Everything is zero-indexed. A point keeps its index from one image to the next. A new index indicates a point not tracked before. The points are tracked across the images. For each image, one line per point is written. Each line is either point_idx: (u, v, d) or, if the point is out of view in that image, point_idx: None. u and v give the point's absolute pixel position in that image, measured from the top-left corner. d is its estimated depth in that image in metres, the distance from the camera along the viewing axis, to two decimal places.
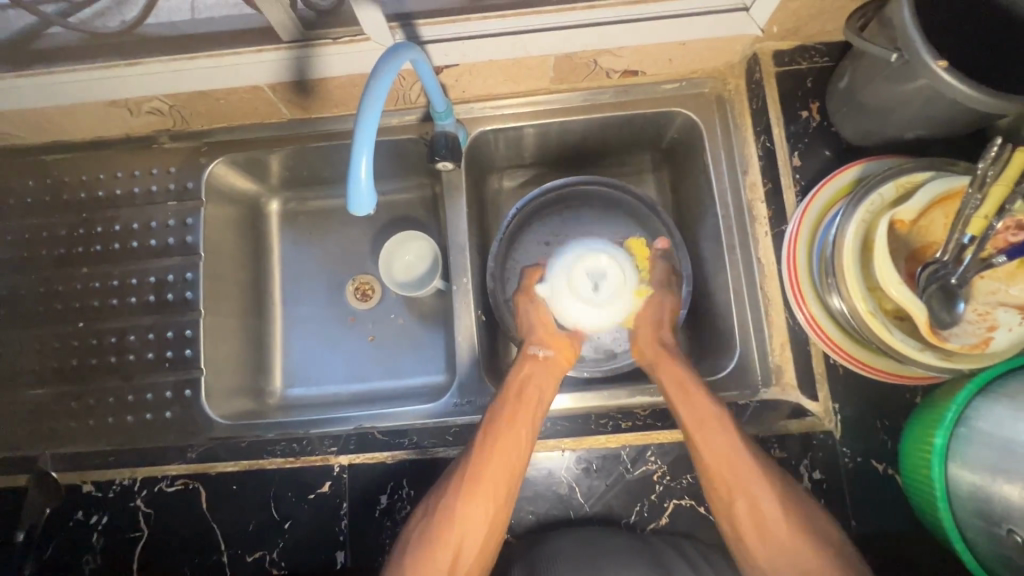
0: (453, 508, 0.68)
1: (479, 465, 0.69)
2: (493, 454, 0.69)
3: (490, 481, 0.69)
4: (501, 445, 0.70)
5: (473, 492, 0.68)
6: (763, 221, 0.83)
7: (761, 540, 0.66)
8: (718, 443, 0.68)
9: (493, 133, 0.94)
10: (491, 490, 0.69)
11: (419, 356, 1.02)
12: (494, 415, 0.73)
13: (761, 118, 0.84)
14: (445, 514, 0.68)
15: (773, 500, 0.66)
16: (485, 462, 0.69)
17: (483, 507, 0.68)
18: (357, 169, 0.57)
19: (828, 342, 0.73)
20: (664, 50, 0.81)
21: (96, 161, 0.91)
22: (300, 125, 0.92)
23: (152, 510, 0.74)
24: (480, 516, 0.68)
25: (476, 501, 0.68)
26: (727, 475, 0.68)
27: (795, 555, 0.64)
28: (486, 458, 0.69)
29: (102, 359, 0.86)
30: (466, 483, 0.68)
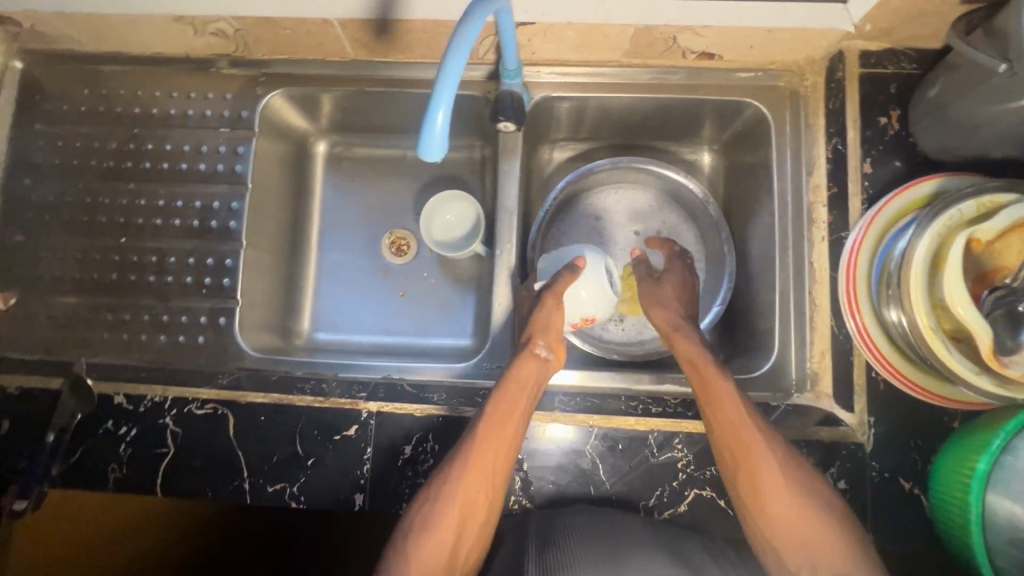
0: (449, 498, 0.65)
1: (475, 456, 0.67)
2: (491, 444, 0.67)
3: (485, 471, 0.67)
4: (495, 435, 0.68)
5: (471, 481, 0.66)
6: (822, 226, 0.81)
7: (770, 491, 0.65)
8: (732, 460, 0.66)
9: (557, 101, 0.91)
10: (487, 482, 0.66)
11: (448, 317, 1.02)
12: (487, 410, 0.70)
13: (835, 119, 0.82)
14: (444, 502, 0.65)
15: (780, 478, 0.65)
16: (483, 451, 0.67)
17: (479, 498, 0.66)
18: (433, 118, 0.56)
19: (876, 355, 0.74)
20: (747, 35, 0.78)
21: (153, 78, 0.90)
22: (362, 67, 0.90)
23: (180, 429, 0.75)
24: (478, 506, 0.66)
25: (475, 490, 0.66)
26: (737, 447, 0.67)
27: (798, 517, 0.63)
28: (482, 449, 0.67)
29: (141, 276, 0.86)
30: (463, 473, 0.66)
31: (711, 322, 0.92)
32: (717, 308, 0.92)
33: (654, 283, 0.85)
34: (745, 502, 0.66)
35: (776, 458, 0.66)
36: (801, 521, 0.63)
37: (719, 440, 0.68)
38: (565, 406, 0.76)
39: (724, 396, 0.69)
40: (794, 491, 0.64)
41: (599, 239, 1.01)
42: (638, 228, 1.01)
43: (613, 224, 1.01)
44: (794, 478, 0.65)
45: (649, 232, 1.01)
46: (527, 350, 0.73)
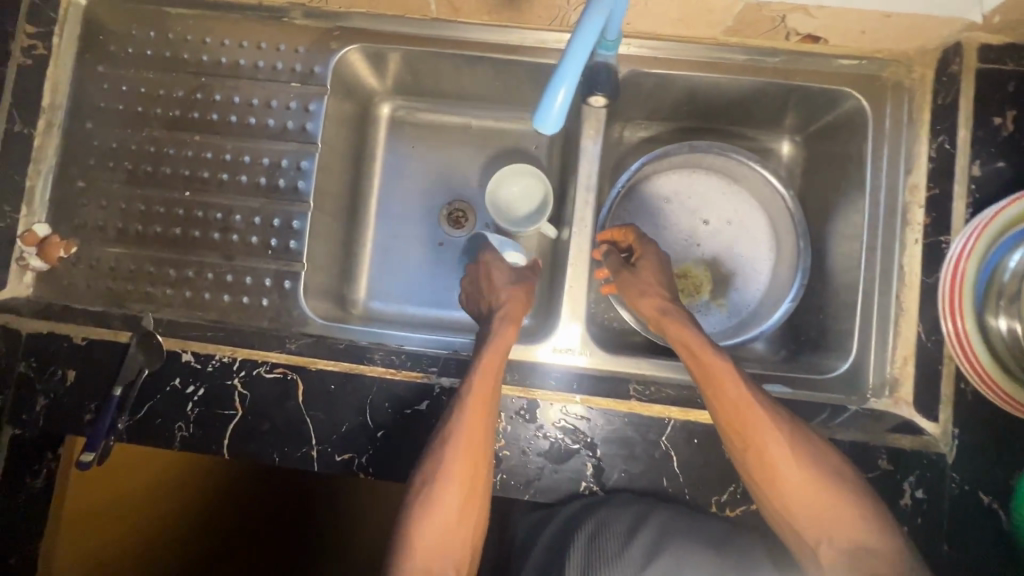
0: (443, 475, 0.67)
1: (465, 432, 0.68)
2: (477, 422, 0.68)
3: (476, 445, 0.68)
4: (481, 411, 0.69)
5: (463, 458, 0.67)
6: (917, 228, 0.78)
7: (779, 477, 0.65)
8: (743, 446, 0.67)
9: (645, 76, 0.86)
10: (478, 456, 0.68)
11: None
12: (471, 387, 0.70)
13: (944, 116, 0.77)
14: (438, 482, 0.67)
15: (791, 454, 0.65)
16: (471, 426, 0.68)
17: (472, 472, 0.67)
18: (555, 94, 0.54)
19: (972, 363, 0.69)
20: (863, 19, 0.74)
21: (223, 25, 0.86)
22: (443, 27, 0.85)
23: (248, 392, 0.74)
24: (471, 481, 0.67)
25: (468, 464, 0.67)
26: (739, 431, 0.67)
27: (807, 490, 0.64)
28: (469, 425, 0.68)
29: (205, 233, 0.84)
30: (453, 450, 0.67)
31: (779, 318, 0.89)
32: (788, 305, 0.89)
33: (630, 271, 0.82)
34: (756, 485, 0.67)
35: (782, 439, 0.66)
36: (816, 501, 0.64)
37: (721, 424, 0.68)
38: (641, 396, 0.74)
39: (725, 379, 0.69)
40: (808, 467, 0.65)
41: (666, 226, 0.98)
42: (708, 218, 0.98)
43: (678, 214, 0.98)
44: (797, 462, 0.65)
45: (720, 223, 0.97)
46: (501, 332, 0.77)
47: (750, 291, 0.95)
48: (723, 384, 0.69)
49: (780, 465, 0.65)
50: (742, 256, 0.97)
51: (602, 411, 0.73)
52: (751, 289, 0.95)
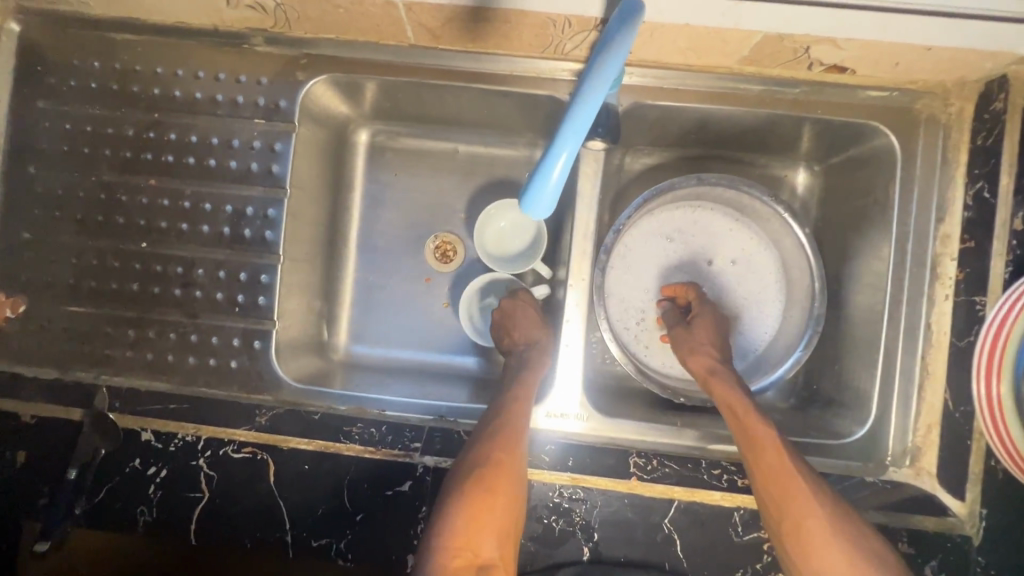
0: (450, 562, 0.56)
1: (476, 505, 0.59)
2: (492, 493, 0.60)
3: (489, 522, 0.58)
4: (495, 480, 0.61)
5: (474, 537, 0.57)
6: (948, 282, 0.71)
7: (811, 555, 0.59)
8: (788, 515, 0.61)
9: (649, 108, 0.78)
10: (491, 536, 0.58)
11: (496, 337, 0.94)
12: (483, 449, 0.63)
13: (984, 159, 0.69)
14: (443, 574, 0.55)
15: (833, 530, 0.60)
16: (487, 498, 0.59)
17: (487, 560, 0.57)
18: (551, 167, 0.45)
19: (1009, 452, 0.61)
20: (898, 52, 0.65)
21: (176, 53, 0.76)
22: (423, 54, 0.76)
23: (214, 474, 0.68)
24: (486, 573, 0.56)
25: (481, 548, 0.57)
26: (782, 500, 0.61)
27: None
28: (483, 496, 0.59)
29: (165, 289, 0.77)
30: (465, 528, 0.57)
31: (790, 367, 0.83)
32: (799, 353, 0.83)
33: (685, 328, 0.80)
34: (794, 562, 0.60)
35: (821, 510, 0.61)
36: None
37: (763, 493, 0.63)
38: (642, 474, 0.69)
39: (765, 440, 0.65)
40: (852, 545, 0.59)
41: (667, 262, 0.90)
42: (712, 255, 0.90)
43: (684, 248, 0.90)
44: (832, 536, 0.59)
45: (725, 261, 0.90)
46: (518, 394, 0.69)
47: (753, 335, 0.89)
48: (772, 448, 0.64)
49: (824, 544, 0.59)
50: (746, 296, 0.90)
51: (600, 491, 0.68)
52: (755, 332, 0.89)
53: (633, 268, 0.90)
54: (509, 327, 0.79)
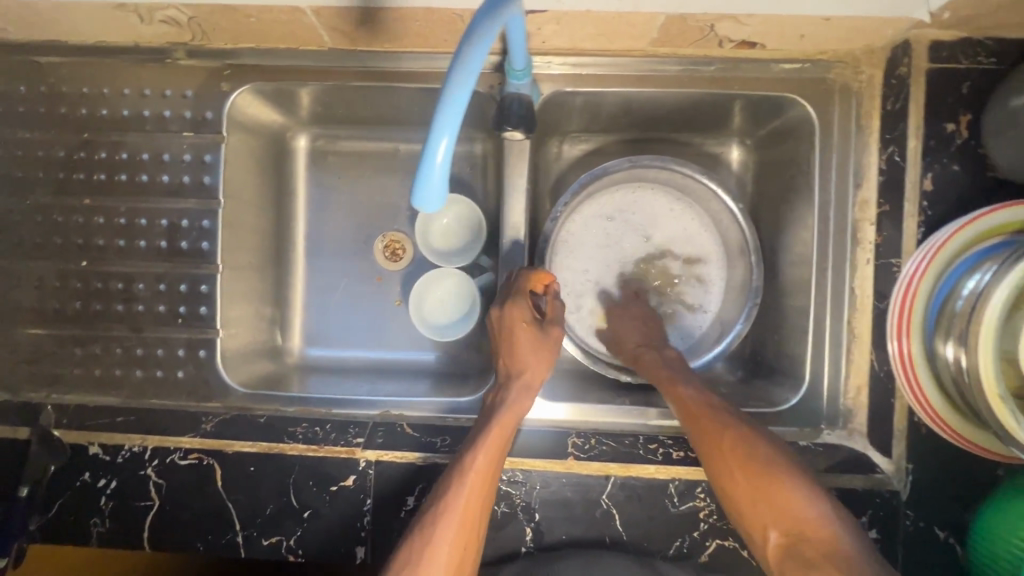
0: (440, 541, 0.60)
1: (471, 490, 0.62)
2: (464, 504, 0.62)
3: (478, 505, 0.63)
4: (490, 467, 0.64)
5: (465, 521, 0.62)
6: (868, 247, 0.72)
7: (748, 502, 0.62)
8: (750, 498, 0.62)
9: (571, 95, 0.79)
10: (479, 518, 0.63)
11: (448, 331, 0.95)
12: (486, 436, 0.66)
13: (894, 124, 0.70)
14: (433, 553, 0.60)
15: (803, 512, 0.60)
16: (482, 482, 0.63)
17: (469, 539, 0.62)
18: (432, 159, 0.46)
19: (926, 409, 0.64)
20: (799, 23, 0.66)
21: (99, 71, 0.77)
22: (343, 57, 0.77)
23: (163, 481, 0.70)
24: (467, 550, 0.62)
25: (468, 529, 0.62)
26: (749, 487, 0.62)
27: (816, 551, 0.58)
28: (465, 493, 0.62)
29: (108, 305, 0.78)
30: (457, 511, 0.61)
31: (732, 342, 0.84)
32: (740, 326, 0.84)
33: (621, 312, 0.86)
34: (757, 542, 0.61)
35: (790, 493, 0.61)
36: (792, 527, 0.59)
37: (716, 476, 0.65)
38: (579, 453, 0.71)
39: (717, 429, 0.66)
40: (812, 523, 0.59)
41: (611, 245, 0.91)
42: (655, 236, 0.91)
43: (632, 230, 0.91)
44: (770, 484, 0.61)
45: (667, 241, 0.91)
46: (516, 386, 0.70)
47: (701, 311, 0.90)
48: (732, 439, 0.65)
49: (765, 501, 0.61)
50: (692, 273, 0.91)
51: (539, 473, 0.70)
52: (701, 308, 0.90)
53: (577, 254, 0.90)
54: (507, 351, 0.73)
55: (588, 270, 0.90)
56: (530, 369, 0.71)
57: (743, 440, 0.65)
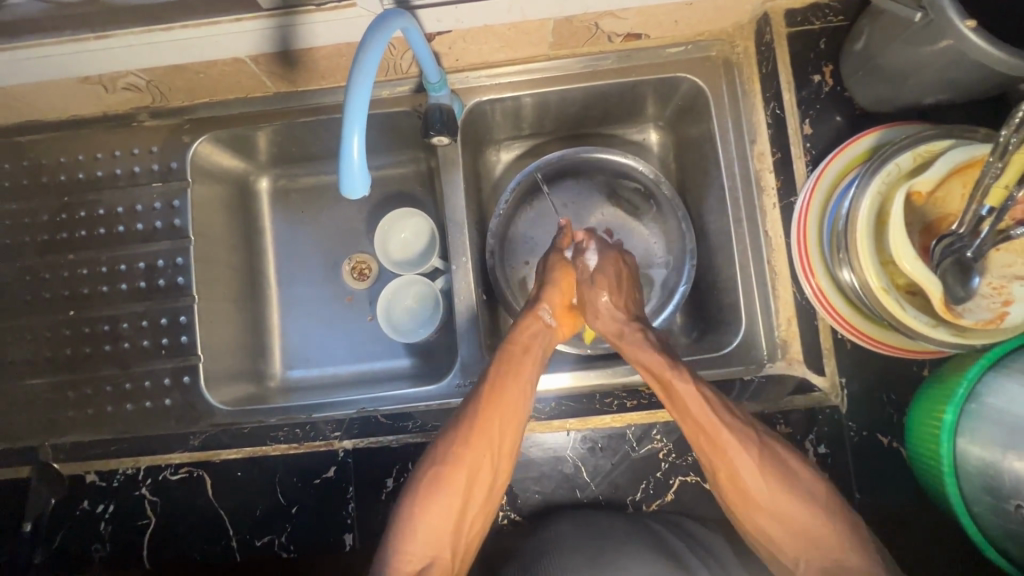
0: (459, 449, 0.67)
1: (489, 406, 0.68)
2: (477, 445, 0.67)
3: (499, 415, 0.68)
4: (506, 382, 0.70)
5: (483, 428, 0.67)
6: (771, 192, 0.80)
7: (772, 521, 0.64)
8: (735, 465, 0.65)
9: (490, 104, 0.89)
10: (499, 432, 0.68)
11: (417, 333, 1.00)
12: (503, 356, 0.72)
13: (771, 83, 0.80)
14: (453, 459, 0.67)
15: (757, 472, 0.64)
16: (502, 392, 0.69)
17: (490, 445, 0.67)
18: (348, 148, 0.55)
19: (839, 320, 0.73)
20: (669, 11, 0.77)
21: (74, 142, 0.87)
22: (287, 99, 0.86)
23: (157, 498, 0.75)
24: (486, 462, 0.67)
25: (486, 440, 0.67)
26: (711, 451, 0.66)
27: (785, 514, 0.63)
28: (479, 434, 0.67)
29: (96, 348, 0.85)
30: (474, 422, 0.67)
31: (678, 303, 0.90)
32: (683, 289, 0.90)
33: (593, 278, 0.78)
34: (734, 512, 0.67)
35: (748, 455, 0.65)
36: (814, 549, 0.63)
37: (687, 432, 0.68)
38: (540, 414, 0.76)
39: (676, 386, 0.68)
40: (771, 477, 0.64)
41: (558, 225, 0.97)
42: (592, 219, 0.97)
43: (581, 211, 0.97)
44: (787, 498, 0.63)
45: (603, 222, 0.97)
46: (531, 310, 0.77)
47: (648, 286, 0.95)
48: (706, 416, 0.66)
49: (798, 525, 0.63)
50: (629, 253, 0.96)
51: None
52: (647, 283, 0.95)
53: (523, 242, 0.97)
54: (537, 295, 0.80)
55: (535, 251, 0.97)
56: (547, 292, 0.78)
57: (760, 464, 0.65)
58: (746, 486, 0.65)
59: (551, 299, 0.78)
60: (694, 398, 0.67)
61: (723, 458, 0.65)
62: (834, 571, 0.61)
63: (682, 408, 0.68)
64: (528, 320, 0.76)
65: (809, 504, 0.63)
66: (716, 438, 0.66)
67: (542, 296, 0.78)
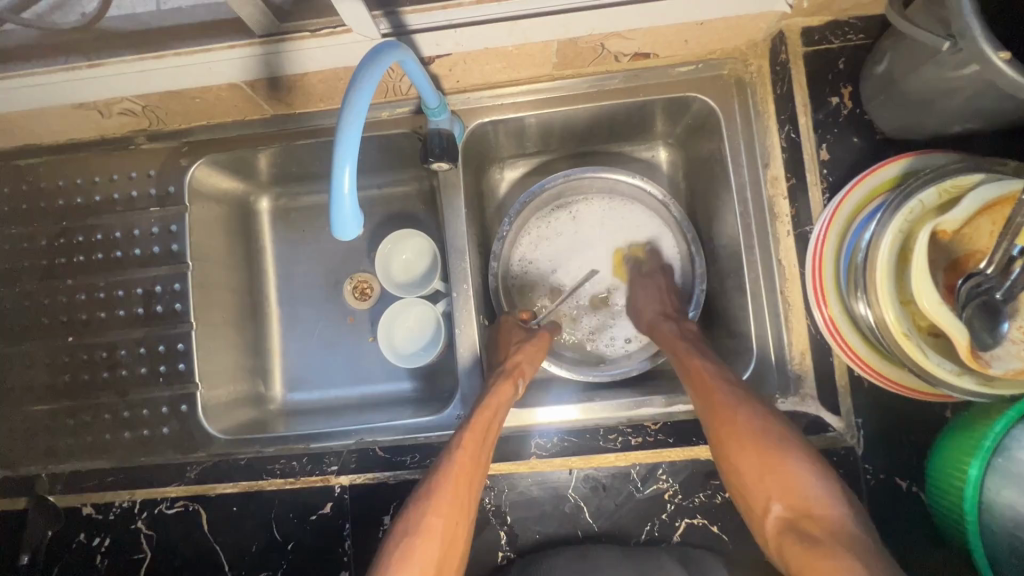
0: (432, 518, 0.64)
1: (460, 467, 0.66)
2: (449, 512, 0.64)
3: (468, 485, 0.66)
4: (479, 443, 0.68)
5: (453, 497, 0.65)
6: (785, 220, 0.77)
7: (750, 470, 0.62)
8: (719, 400, 0.67)
9: (493, 125, 0.86)
10: (471, 494, 0.66)
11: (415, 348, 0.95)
12: (472, 417, 0.70)
13: (786, 105, 0.76)
14: (426, 529, 0.63)
15: (751, 421, 0.64)
16: (472, 462, 0.67)
17: (461, 512, 0.65)
18: (340, 188, 0.53)
19: (857, 360, 0.69)
20: (678, 30, 0.73)
21: (72, 166, 0.86)
22: (285, 121, 0.85)
23: (153, 532, 0.75)
24: (458, 528, 0.65)
25: (460, 506, 0.65)
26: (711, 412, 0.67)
27: (765, 459, 0.62)
28: (452, 499, 0.64)
29: (94, 375, 0.84)
30: (448, 489, 0.65)
31: None
32: (692, 316, 0.85)
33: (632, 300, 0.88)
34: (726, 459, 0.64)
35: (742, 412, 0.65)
36: (785, 493, 0.60)
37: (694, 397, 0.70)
38: (542, 451, 0.74)
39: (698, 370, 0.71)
40: (762, 429, 0.64)
41: (578, 260, 0.94)
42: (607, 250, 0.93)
43: (586, 230, 0.94)
44: (778, 459, 0.62)
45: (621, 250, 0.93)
46: (506, 377, 0.75)
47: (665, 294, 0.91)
48: (709, 380, 0.69)
49: (770, 477, 0.61)
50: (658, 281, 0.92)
51: (506, 477, 0.73)
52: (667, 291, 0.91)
53: (545, 263, 0.94)
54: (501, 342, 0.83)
55: (583, 280, 0.93)
56: (513, 361, 0.78)
57: (754, 416, 0.65)
58: (732, 427, 0.64)
59: (524, 368, 0.77)
60: (709, 369, 0.70)
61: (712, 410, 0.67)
62: (798, 518, 0.59)
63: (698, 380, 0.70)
64: (502, 386, 0.73)
65: (772, 442, 0.63)
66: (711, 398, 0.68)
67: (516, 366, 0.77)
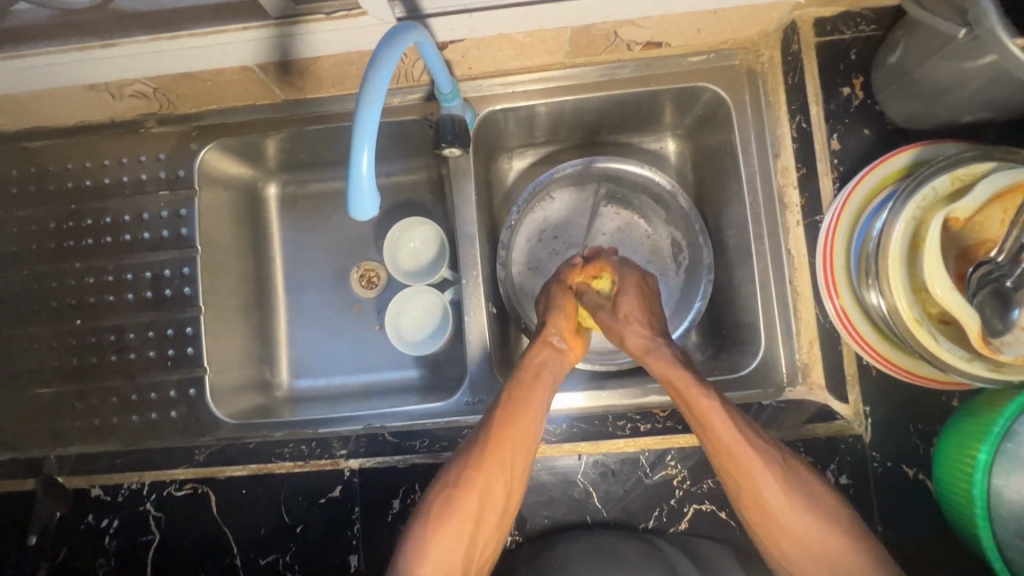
0: (471, 474, 0.64)
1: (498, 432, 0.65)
2: (488, 472, 0.64)
3: (511, 446, 0.65)
4: (522, 406, 0.67)
5: (493, 458, 0.64)
6: (795, 210, 0.77)
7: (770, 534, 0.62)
8: (739, 454, 0.62)
9: (504, 113, 0.86)
10: (514, 456, 0.65)
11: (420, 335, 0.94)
12: (514, 381, 0.69)
13: (797, 95, 0.77)
14: (466, 484, 0.64)
15: (777, 482, 0.61)
16: (515, 422, 0.66)
17: (503, 472, 0.65)
18: (357, 167, 0.53)
19: (866, 348, 0.70)
20: (691, 19, 0.73)
21: (82, 149, 0.86)
22: (296, 106, 0.84)
23: (162, 514, 0.76)
24: (500, 487, 0.65)
25: (499, 469, 0.64)
26: (736, 475, 0.62)
27: (795, 526, 0.60)
28: (492, 460, 0.64)
29: (102, 358, 0.84)
30: (488, 450, 0.64)
31: (694, 320, 0.86)
32: (698, 306, 0.86)
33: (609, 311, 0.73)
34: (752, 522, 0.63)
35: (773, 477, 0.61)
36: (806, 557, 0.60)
37: (716, 460, 0.63)
38: (550, 437, 0.74)
39: (710, 414, 0.63)
40: (792, 496, 0.61)
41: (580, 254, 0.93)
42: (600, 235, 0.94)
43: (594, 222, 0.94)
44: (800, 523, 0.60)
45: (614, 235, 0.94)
46: (539, 339, 0.72)
47: (652, 262, 0.93)
48: (732, 432, 0.62)
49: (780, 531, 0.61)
50: (646, 253, 0.93)
51: None
52: (653, 259, 0.93)
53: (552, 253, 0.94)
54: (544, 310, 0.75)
55: None
56: (559, 320, 0.73)
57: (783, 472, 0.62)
58: (764, 497, 0.61)
59: (559, 326, 0.73)
60: (722, 418, 0.62)
61: (747, 481, 0.61)
62: None
63: (712, 429, 0.63)
64: (536, 349, 0.71)
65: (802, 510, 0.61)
66: (726, 449, 0.62)
67: (548, 324, 0.73)
